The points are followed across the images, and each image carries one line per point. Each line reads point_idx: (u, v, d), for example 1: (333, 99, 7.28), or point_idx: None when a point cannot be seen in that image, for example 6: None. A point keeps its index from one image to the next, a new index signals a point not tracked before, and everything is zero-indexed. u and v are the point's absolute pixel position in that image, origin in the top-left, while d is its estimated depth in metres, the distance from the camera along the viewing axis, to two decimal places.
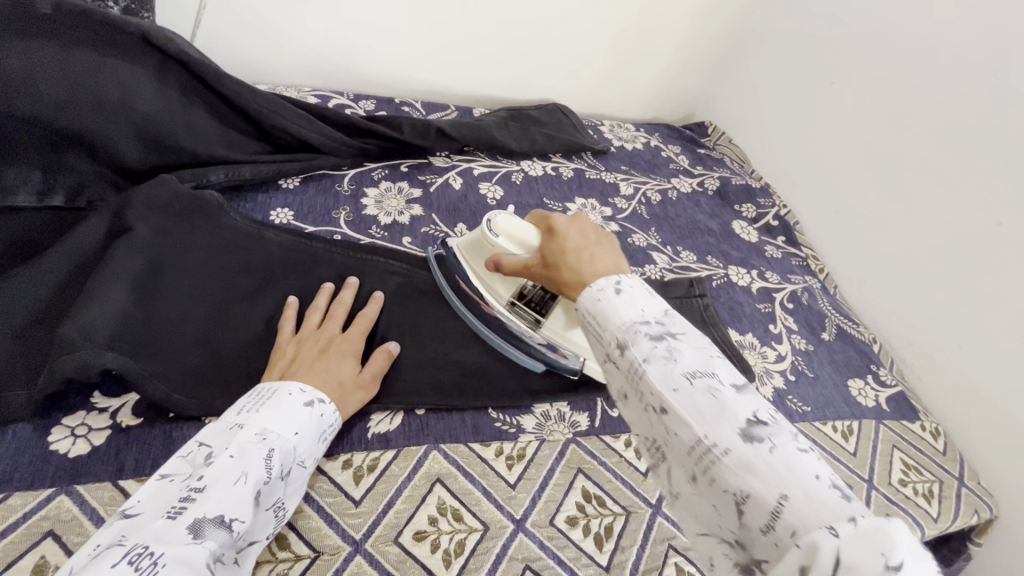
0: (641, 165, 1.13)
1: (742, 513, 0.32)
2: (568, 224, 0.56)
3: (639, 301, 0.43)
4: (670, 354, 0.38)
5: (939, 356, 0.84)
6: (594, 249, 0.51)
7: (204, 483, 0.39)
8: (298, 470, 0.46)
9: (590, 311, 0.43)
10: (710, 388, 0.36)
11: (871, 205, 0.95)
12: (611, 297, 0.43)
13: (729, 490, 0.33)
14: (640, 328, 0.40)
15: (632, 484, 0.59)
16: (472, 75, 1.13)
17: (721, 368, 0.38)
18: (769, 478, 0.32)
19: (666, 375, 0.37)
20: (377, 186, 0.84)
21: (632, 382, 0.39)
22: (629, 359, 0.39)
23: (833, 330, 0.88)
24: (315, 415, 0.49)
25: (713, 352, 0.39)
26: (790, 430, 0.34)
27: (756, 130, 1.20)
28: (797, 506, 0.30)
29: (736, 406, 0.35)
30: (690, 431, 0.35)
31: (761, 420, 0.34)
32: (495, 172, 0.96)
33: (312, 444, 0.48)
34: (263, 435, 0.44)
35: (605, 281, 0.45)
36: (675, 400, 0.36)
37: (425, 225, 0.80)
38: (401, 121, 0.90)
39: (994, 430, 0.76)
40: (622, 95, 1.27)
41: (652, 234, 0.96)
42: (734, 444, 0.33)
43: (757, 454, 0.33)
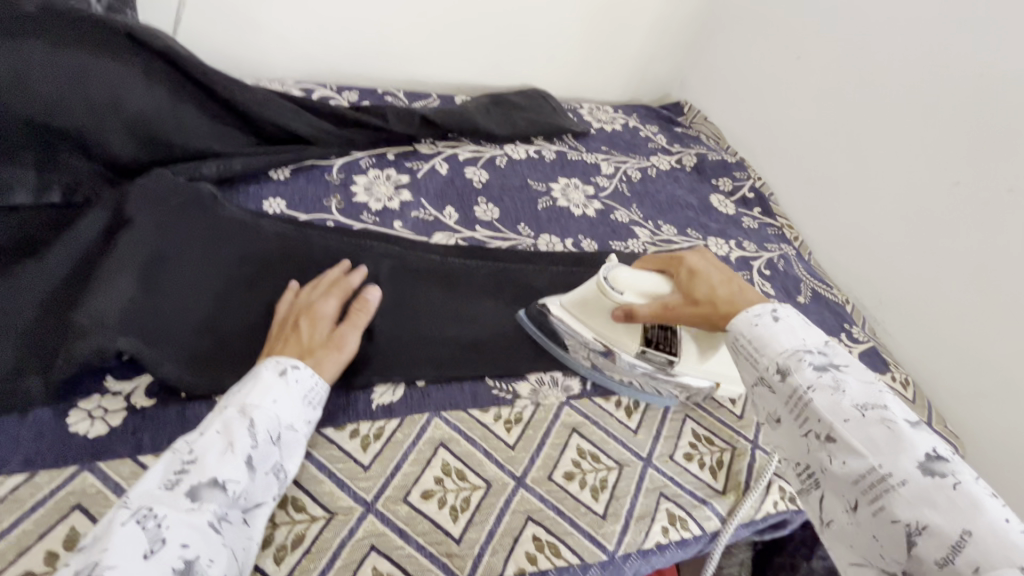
0: (621, 145, 1.16)
1: (915, 543, 0.38)
2: (706, 264, 0.58)
3: (799, 330, 0.50)
4: (836, 385, 0.46)
5: (908, 312, 0.89)
6: (735, 286, 0.57)
7: (193, 456, 0.43)
8: (291, 433, 0.48)
9: (748, 336, 0.51)
10: (883, 420, 0.43)
11: (840, 173, 0.99)
12: (768, 325, 0.51)
13: (902, 521, 0.39)
14: (804, 356, 0.48)
15: (623, 440, 0.62)
16: (450, 64, 1.15)
17: (893, 403, 0.44)
18: (948, 512, 0.37)
19: (833, 405, 0.45)
20: (365, 174, 0.86)
21: (794, 409, 0.47)
22: (791, 385, 0.47)
23: (809, 293, 0.93)
24: (292, 382, 0.51)
25: (880, 387, 0.46)
26: (973, 473, 0.39)
27: (729, 106, 1.24)
28: (978, 540, 0.35)
29: (912, 442, 0.41)
30: (863, 460, 0.42)
31: (943, 460, 0.40)
32: (480, 156, 0.98)
33: (294, 409, 0.50)
34: (242, 409, 0.47)
35: (762, 307, 0.53)
36: (846, 429, 0.43)
37: (414, 209, 0.83)
38: (386, 111, 0.92)
39: (958, 376, 0.82)
40: (599, 78, 1.30)
41: (634, 211, 0.99)
42: (912, 476, 0.40)
43: (939, 489, 0.38)
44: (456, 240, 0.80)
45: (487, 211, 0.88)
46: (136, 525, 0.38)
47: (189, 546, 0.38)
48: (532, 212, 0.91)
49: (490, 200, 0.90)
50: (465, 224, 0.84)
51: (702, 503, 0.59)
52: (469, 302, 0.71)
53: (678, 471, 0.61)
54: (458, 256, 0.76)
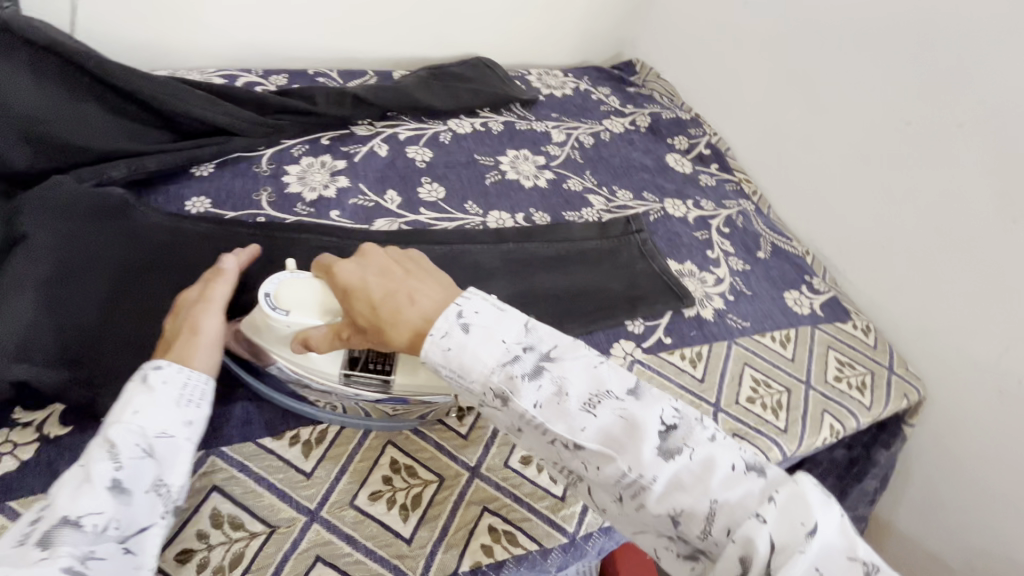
0: (572, 110, 1.11)
1: (680, 522, 0.40)
2: (358, 265, 0.50)
3: (497, 329, 0.45)
4: (559, 389, 0.44)
5: (867, 258, 0.88)
6: (410, 293, 0.48)
7: (46, 499, 0.38)
8: (165, 440, 0.43)
9: (446, 364, 0.45)
10: (616, 410, 0.43)
11: (794, 122, 0.97)
12: (461, 339, 0.45)
13: (663, 510, 0.41)
14: (513, 371, 0.43)
15: None
16: (386, 37, 1.08)
17: (612, 382, 0.44)
18: (694, 484, 0.40)
19: (563, 411, 0.43)
20: (298, 163, 0.81)
21: (526, 425, 0.44)
22: (516, 410, 0.43)
23: (768, 248, 0.91)
24: (165, 383, 0.45)
25: (595, 360, 0.45)
26: (693, 421, 0.43)
27: (681, 61, 1.20)
28: (723, 508, 0.39)
29: (646, 423, 0.42)
30: (614, 465, 0.42)
31: (669, 425, 0.43)
32: (422, 134, 0.93)
33: (161, 415, 0.44)
34: (104, 432, 0.42)
35: (449, 315, 0.46)
36: (587, 439, 0.42)
37: (353, 196, 0.78)
38: (316, 93, 0.87)
39: (918, 318, 0.82)
40: (546, 41, 1.24)
41: (587, 178, 0.96)
42: (653, 463, 0.41)
43: (681, 466, 0.41)
44: (400, 225, 0.76)
45: (431, 191, 0.83)
46: None
47: None
48: (480, 189, 0.87)
49: (435, 179, 0.86)
50: (408, 207, 0.80)
51: None
52: None
53: None
54: (403, 243, 0.73)
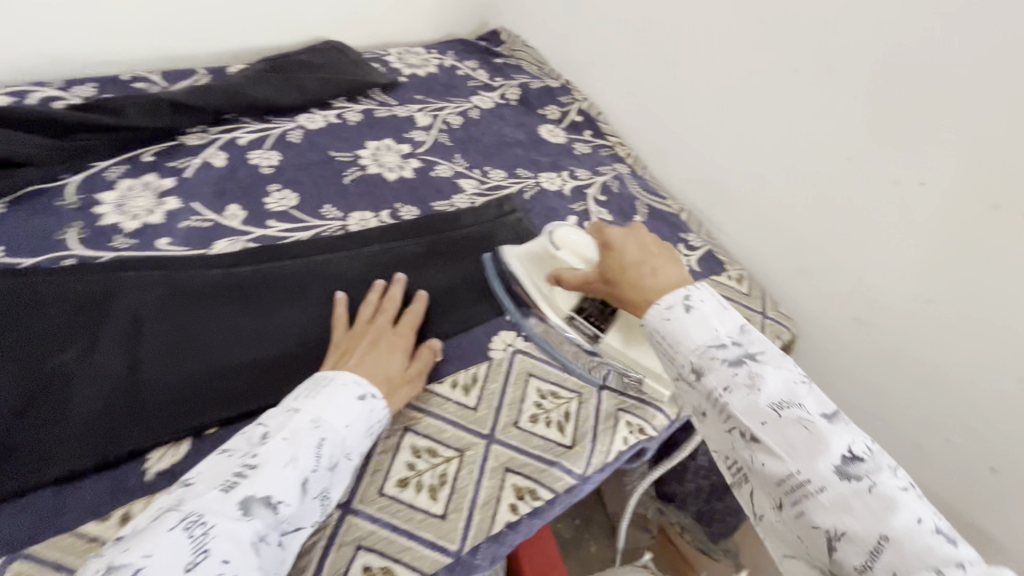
0: (438, 89, 1.05)
1: (835, 549, 0.38)
2: (624, 236, 0.58)
3: (712, 319, 0.47)
4: (752, 381, 0.44)
5: (738, 208, 0.91)
6: (655, 264, 0.55)
7: (258, 460, 0.44)
8: (345, 462, 0.49)
9: (660, 331, 0.48)
10: (799, 419, 0.41)
11: (657, 80, 0.97)
12: (680, 317, 0.48)
13: (822, 526, 0.38)
14: (717, 353, 0.46)
15: (463, 423, 0.59)
16: (212, 29, 0.96)
17: (806, 397, 0.43)
18: (863, 516, 0.37)
19: (750, 405, 0.43)
20: (114, 188, 0.70)
21: (714, 407, 0.45)
22: (707, 386, 0.45)
23: (645, 211, 0.91)
24: (366, 410, 0.52)
25: (793, 375, 0.45)
26: (886, 467, 0.39)
27: (545, 26, 1.16)
28: (895, 546, 0.36)
29: (830, 441, 0.40)
30: (781, 464, 0.41)
31: (856, 456, 0.40)
32: (266, 135, 0.84)
33: (360, 438, 0.51)
34: (314, 423, 0.48)
35: (674, 297, 0.50)
36: (764, 431, 0.42)
37: (185, 218, 0.69)
38: (123, 104, 0.75)
39: (789, 258, 0.86)
40: (403, 16, 1.16)
41: (457, 161, 0.91)
42: (827, 478, 0.39)
43: (854, 492, 0.38)
44: (244, 244, 0.69)
45: (281, 199, 0.76)
46: (184, 529, 0.39)
47: (229, 561, 0.38)
48: (339, 189, 0.80)
49: (285, 185, 0.78)
50: (254, 222, 0.72)
51: (550, 465, 0.58)
52: (271, 314, 0.62)
53: (522, 438, 0.59)
54: (248, 264, 0.66)
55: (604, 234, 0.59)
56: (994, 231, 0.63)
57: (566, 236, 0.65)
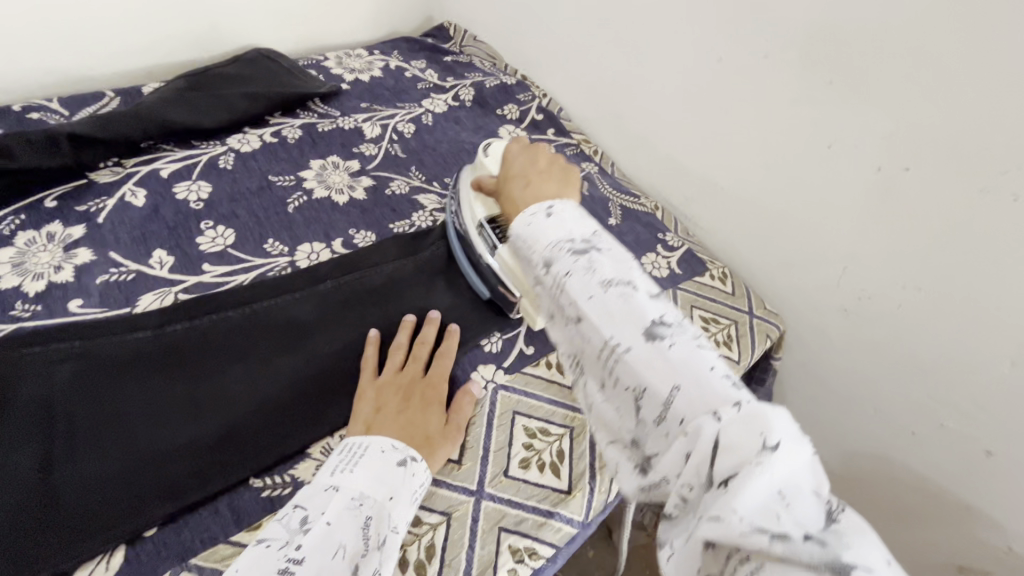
0: (385, 95, 0.96)
1: (640, 407, 0.35)
2: (521, 151, 0.53)
3: (570, 221, 0.41)
4: (591, 264, 0.38)
5: (715, 201, 0.86)
6: (535, 174, 0.49)
7: (302, 554, 0.42)
8: (395, 536, 0.45)
9: (522, 234, 0.42)
10: (623, 291, 0.37)
11: (619, 71, 0.91)
12: (542, 222, 0.41)
13: (629, 386, 0.36)
14: (564, 246, 0.39)
15: (447, 480, 0.53)
16: (121, 44, 0.84)
17: (639, 276, 0.38)
18: (663, 371, 0.34)
19: (585, 285, 0.38)
20: (11, 244, 0.60)
21: (553, 299, 0.39)
22: (556, 278, 0.39)
23: (619, 212, 0.86)
24: (409, 475, 0.49)
25: (631, 260, 0.39)
26: (690, 331, 0.36)
27: (494, 18, 1.08)
28: (692, 405, 0.33)
29: (645, 311, 0.36)
30: (598, 334, 0.37)
31: (667, 322, 0.36)
32: (194, 163, 0.74)
33: (407, 507, 0.47)
34: (357, 502, 0.46)
35: (535, 208, 0.43)
36: (589, 305, 0.37)
37: (99, 273, 0.60)
38: (11, 142, 0.63)
39: (771, 252, 0.82)
40: (340, 17, 1.06)
41: (413, 175, 0.83)
42: (638, 345, 0.35)
43: (656, 352, 0.35)
44: (175, 296, 0.60)
45: (215, 238, 0.67)
46: None
47: None
48: (283, 219, 0.71)
49: (219, 220, 0.69)
50: (185, 268, 0.63)
51: (547, 516, 0.52)
52: (215, 378, 0.54)
53: (513, 489, 0.53)
54: (181, 322, 0.57)
55: (508, 149, 0.55)
56: (982, 216, 0.60)
57: (498, 148, 0.65)
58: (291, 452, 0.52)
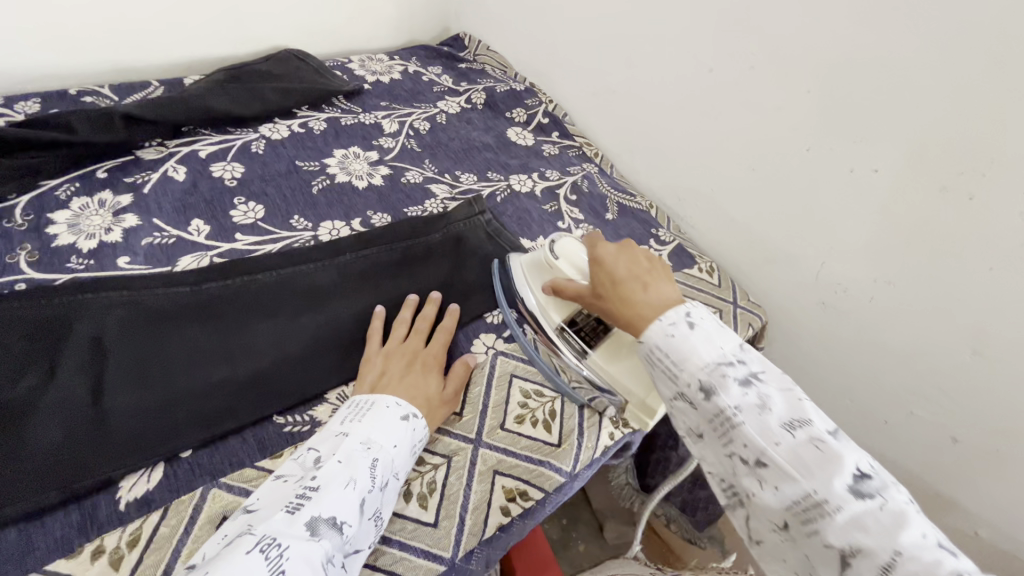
0: (403, 95, 1.04)
1: (849, 565, 0.37)
2: (616, 253, 0.57)
3: (717, 337, 0.47)
4: (762, 403, 0.43)
5: (705, 202, 0.93)
6: (648, 277, 0.54)
7: (317, 483, 0.44)
8: (395, 482, 0.50)
9: (664, 347, 0.48)
10: (810, 438, 0.40)
11: (620, 81, 0.99)
12: (684, 335, 0.47)
13: (832, 544, 0.37)
14: (726, 370, 0.45)
15: (448, 429, 0.59)
16: (165, 40, 0.92)
17: (814, 414, 0.42)
18: (875, 532, 0.36)
19: (762, 427, 0.42)
20: (66, 207, 0.67)
21: (718, 429, 0.44)
22: (718, 405, 0.44)
23: (616, 209, 0.93)
24: (411, 428, 0.53)
25: (799, 394, 0.44)
26: (891, 484, 0.39)
27: (507, 30, 1.17)
28: (907, 563, 0.35)
29: (842, 458, 0.39)
30: (796, 484, 0.39)
31: (865, 474, 0.39)
32: (229, 146, 0.81)
33: (407, 457, 0.52)
34: (367, 445, 0.49)
35: (676, 312, 0.49)
36: (775, 451, 0.41)
37: (144, 236, 0.66)
38: (72, 119, 0.71)
39: (755, 249, 0.89)
40: (363, 24, 1.14)
41: (427, 167, 0.90)
42: (840, 497, 0.38)
43: (868, 510, 0.37)
44: (211, 259, 0.66)
45: (247, 212, 0.73)
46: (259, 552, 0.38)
47: None
48: (308, 199, 0.78)
49: (250, 197, 0.76)
50: (220, 236, 0.69)
51: (538, 464, 0.58)
52: (245, 329, 0.60)
53: (508, 440, 0.59)
54: (216, 280, 0.63)
55: (598, 249, 0.58)
56: (944, 213, 0.66)
57: (566, 246, 0.65)
58: (310, 395, 0.58)
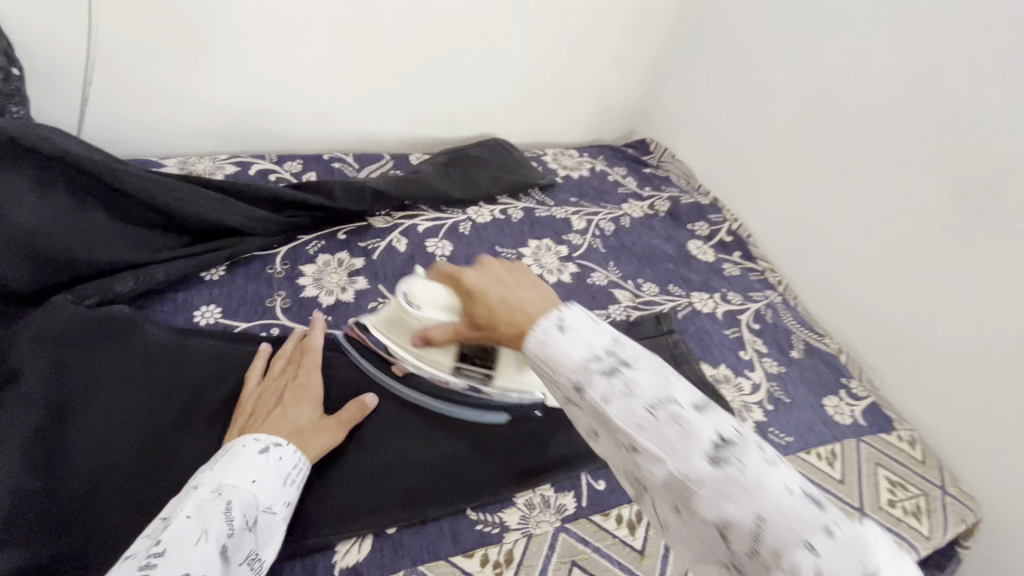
0: (591, 193, 1.09)
1: (726, 539, 0.32)
2: (479, 276, 0.49)
3: (586, 333, 0.39)
4: (629, 389, 0.36)
5: (906, 360, 0.85)
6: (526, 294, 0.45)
7: (161, 548, 0.40)
8: (266, 516, 0.46)
9: (537, 353, 0.40)
10: (674, 416, 0.35)
11: (820, 215, 0.96)
12: (558, 337, 0.40)
13: (709, 520, 0.33)
14: (591, 364, 0.37)
15: (631, 567, 0.56)
16: (406, 122, 1.06)
17: (678, 389, 0.36)
18: (743, 501, 0.32)
19: (628, 413, 0.36)
20: (314, 261, 0.76)
21: (603, 426, 0.37)
22: (589, 402, 0.37)
23: (801, 347, 0.88)
24: (274, 459, 0.48)
25: (671, 372, 0.37)
26: (755, 444, 0.34)
27: (698, 144, 1.20)
28: (775, 527, 0.31)
29: (700, 430, 0.34)
30: (664, 466, 0.34)
31: (726, 441, 0.34)
32: (442, 224, 0.89)
33: (277, 487, 0.47)
34: (218, 491, 0.44)
35: (547, 319, 0.41)
36: (642, 436, 0.35)
37: (371, 301, 0.74)
38: (332, 187, 0.83)
39: (967, 430, 0.78)
40: (562, 122, 1.24)
41: (612, 270, 0.92)
42: (703, 473, 0.33)
43: (729, 479, 0.32)
44: None
45: None
46: None
47: None
48: None
49: None
50: None
51: None
52: (446, 412, 0.63)
53: None
54: None
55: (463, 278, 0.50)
56: None
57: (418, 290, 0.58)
58: (503, 495, 0.58)
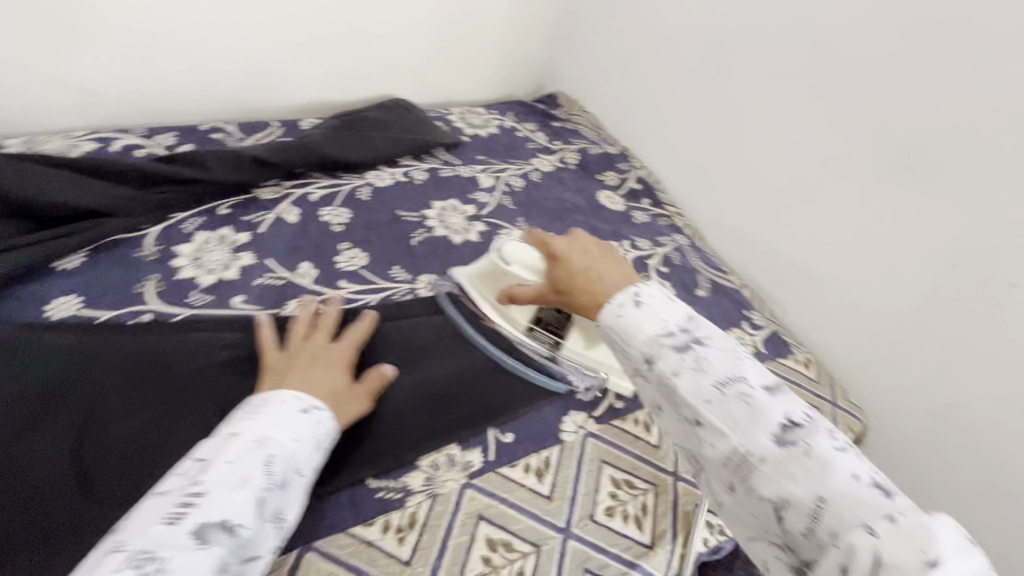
0: (499, 150, 1.06)
1: (781, 518, 0.34)
2: (568, 245, 0.52)
3: (661, 309, 0.42)
4: (699, 364, 0.39)
5: (802, 288, 0.90)
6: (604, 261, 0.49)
7: (201, 486, 0.36)
8: (297, 479, 0.42)
9: (613, 327, 0.42)
10: (741, 394, 0.37)
11: (721, 156, 0.98)
12: (631, 311, 0.42)
13: (767, 497, 0.35)
14: (664, 341, 0.40)
15: (538, 513, 0.56)
16: (293, 86, 0.99)
17: (749, 369, 0.38)
18: (805, 482, 0.34)
19: (696, 387, 0.38)
20: (190, 240, 0.70)
21: (667, 400, 0.40)
22: (658, 375, 0.40)
23: (707, 285, 0.90)
24: (313, 421, 0.46)
25: (740, 351, 0.40)
26: (822, 428, 0.36)
27: (605, 94, 1.19)
28: (833, 506, 0.32)
29: (769, 410, 0.36)
30: (726, 442, 0.37)
31: (794, 423, 0.36)
32: (337, 191, 0.84)
33: (310, 452, 0.45)
34: (259, 441, 0.41)
35: (624, 293, 0.44)
36: (709, 411, 0.37)
37: (258, 276, 0.69)
38: (206, 158, 0.76)
39: (855, 347, 0.84)
40: (467, 79, 1.19)
41: (521, 225, 0.91)
42: (767, 451, 0.35)
43: (794, 459, 0.34)
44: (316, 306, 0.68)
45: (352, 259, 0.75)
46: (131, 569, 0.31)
47: None
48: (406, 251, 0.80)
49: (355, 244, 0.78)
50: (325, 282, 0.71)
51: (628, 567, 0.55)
52: None
53: (601, 534, 0.57)
54: None
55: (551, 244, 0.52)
56: None
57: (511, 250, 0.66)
58: (405, 459, 0.56)
